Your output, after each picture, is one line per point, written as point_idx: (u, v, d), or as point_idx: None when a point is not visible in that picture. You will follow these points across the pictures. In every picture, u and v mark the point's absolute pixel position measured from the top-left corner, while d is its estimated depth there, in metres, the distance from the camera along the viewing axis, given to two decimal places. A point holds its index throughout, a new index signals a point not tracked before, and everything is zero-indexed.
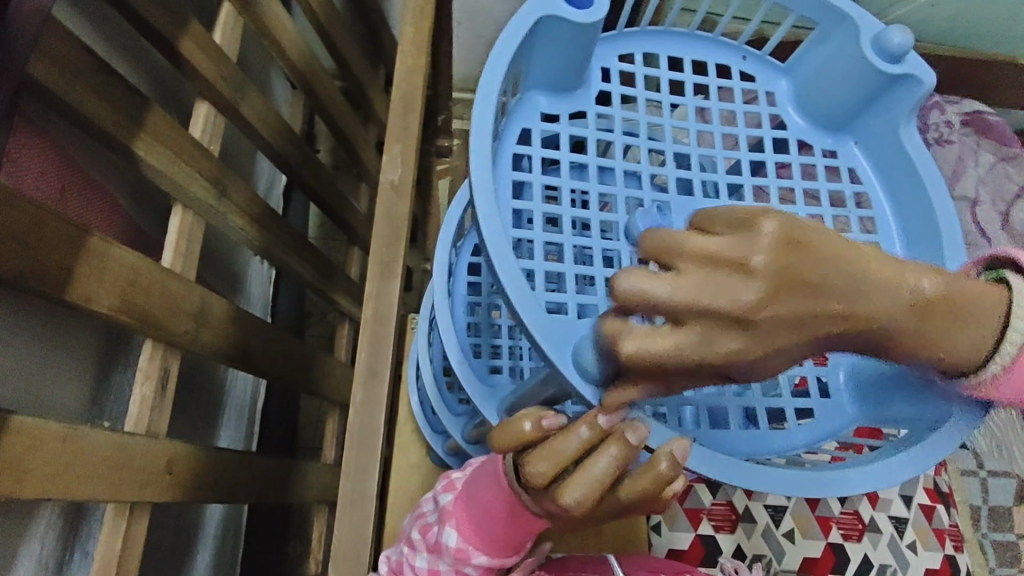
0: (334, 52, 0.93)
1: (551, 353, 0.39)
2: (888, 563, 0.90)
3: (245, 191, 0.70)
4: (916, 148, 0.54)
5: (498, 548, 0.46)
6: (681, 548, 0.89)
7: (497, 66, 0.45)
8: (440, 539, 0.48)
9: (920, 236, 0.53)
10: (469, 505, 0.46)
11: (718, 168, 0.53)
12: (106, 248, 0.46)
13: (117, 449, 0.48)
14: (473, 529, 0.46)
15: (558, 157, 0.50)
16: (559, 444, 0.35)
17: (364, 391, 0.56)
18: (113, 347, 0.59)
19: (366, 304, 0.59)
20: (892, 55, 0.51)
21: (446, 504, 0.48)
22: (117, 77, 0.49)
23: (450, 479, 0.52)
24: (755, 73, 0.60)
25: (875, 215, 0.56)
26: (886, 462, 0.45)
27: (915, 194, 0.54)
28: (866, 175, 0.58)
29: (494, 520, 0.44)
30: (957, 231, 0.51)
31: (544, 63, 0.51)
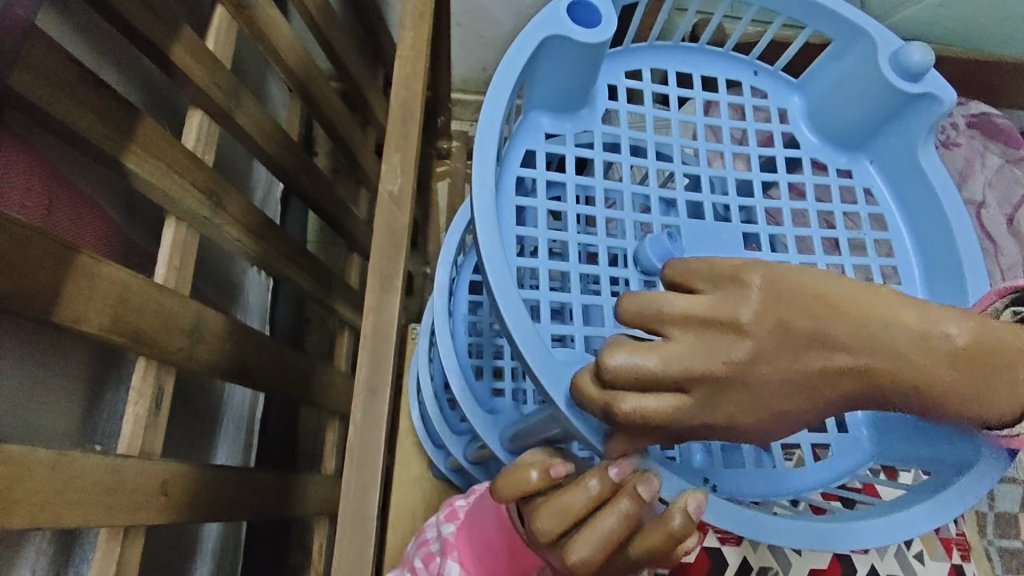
0: (331, 55, 0.92)
1: (559, 391, 0.38)
2: (896, 573, 0.90)
3: (242, 202, 0.68)
4: (933, 166, 0.53)
5: None
6: (687, 560, 0.88)
7: (502, 92, 0.44)
8: (441, 571, 0.46)
9: (939, 258, 0.52)
10: (472, 537, 0.44)
11: (730, 189, 0.51)
12: (96, 266, 0.44)
13: (109, 472, 0.47)
14: (473, 560, 0.44)
15: (565, 180, 0.49)
16: (567, 499, 0.34)
17: (363, 409, 0.55)
18: (105, 365, 0.58)
19: (366, 319, 0.57)
20: (912, 73, 0.50)
21: (448, 536, 0.47)
22: (106, 88, 0.47)
23: (454, 507, 0.51)
24: (766, 89, 0.58)
25: (891, 235, 0.55)
26: (912, 511, 0.44)
27: (934, 215, 0.53)
28: (882, 194, 0.56)
29: (498, 552, 0.43)
30: (978, 255, 0.50)
31: (550, 83, 0.50)
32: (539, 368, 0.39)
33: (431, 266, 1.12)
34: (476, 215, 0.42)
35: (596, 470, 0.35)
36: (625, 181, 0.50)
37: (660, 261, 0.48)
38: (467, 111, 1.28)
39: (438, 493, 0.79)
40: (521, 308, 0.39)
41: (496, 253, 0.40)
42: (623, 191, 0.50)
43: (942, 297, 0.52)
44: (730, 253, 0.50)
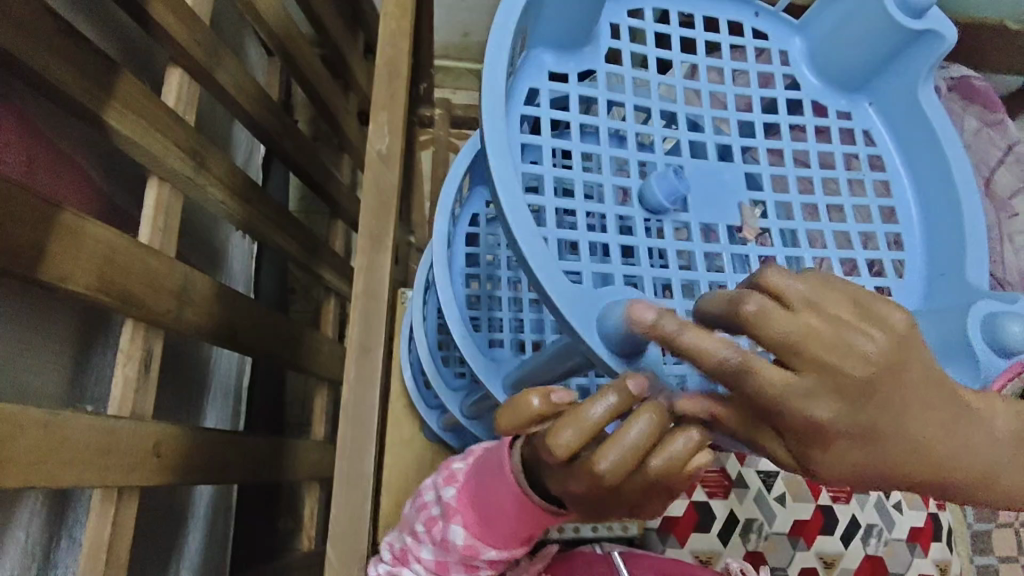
0: (312, 15, 0.90)
1: (576, 325, 0.39)
2: (875, 523, 0.94)
3: (224, 161, 0.67)
4: (933, 108, 0.54)
5: (506, 542, 0.45)
6: (675, 515, 0.91)
7: (508, 21, 0.43)
8: (448, 535, 0.47)
9: (938, 199, 0.53)
10: (476, 502, 0.45)
11: (733, 130, 0.52)
12: (81, 224, 0.44)
13: (102, 433, 0.46)
14: (483, 525, 0.45)
15: (568, 119, 0.49)
16: (585, 412, 0.33)
17: (356, 367, 0.55)
18: (93, 328, 0.57)
19: (357, 278, 0.57)
20: (914, 10, 0.52)
21: (449, 500, 0.47)
22: (82, 39, 0.46)
23: (452, 470, 0.50)
24: (767, 30, 0.58)
25: (891, 179, 0.56)
26: None
27: (930, 155, 0.54)
28: (880, 136, 0.57)
29: (506, 516, 0.43)
30: (975, 188, 0.51)
31: (556, 16, 0.49)
32: (551, 301, 0.39)
33: (417, 234, 1.12)
34: (484, 146, 0.41)
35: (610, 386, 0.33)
36: (628, 121, 0.50)
37: (665, 199, 0.48)
38: (451, 78, 1.27)
39: (430, 454, 0.80)
40: (534, 243, 0.40)
41: (509, 187, 0.40)
42: (627, 130, 0.50)
43: (939, 238, 0.53)
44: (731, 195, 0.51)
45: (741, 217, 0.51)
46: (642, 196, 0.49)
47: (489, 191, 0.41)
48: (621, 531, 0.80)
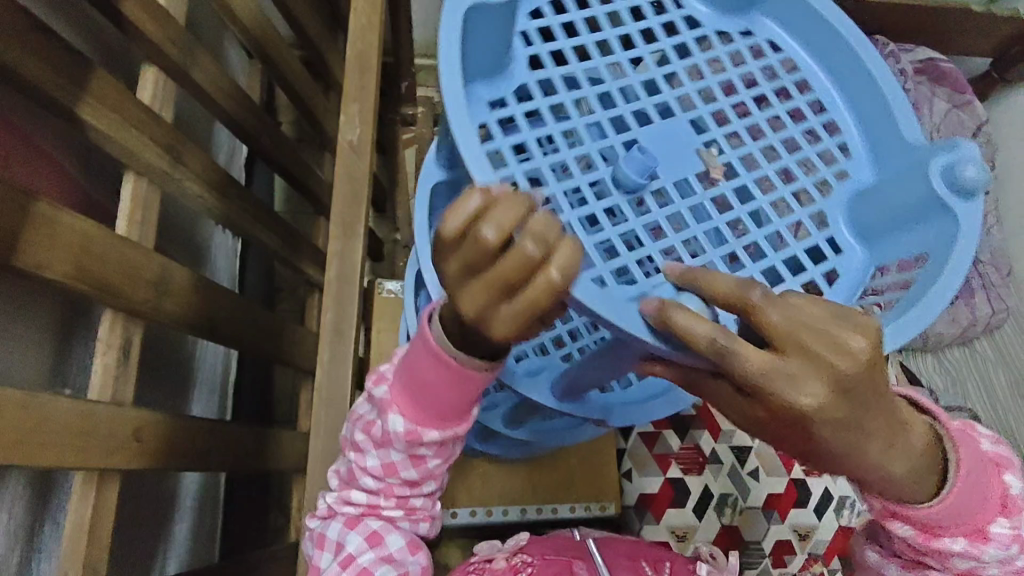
0: (289, 17, 0.92)
1: (611, 320, 0.44)
2: (848, 494, 0.94)
3: (202, 157, 0.68)
4: (827, 12, 0.62)
5: (443, 421, 0.50)
6: (652, 492, 0.93)
7: (451, 91, 0.48)
8: (386, 430, 0.51)
9: (861, 89, 0.62)
10: (408, 391, 0.49)
11: (660, 80, 0.57)
12: (54, 214, 0.45)
13: (81, 416, 0.48)
14: (416, 410, 0.50)
15: (525, 140, 0.52)
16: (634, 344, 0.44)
17: (330, 349, 0.59)
18: (74, 319, 0.58)
19: (330, 264, 0.60)
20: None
21: (383, 397, 0.51)
22: (54, 37, 0.48)
23: (381, 372, 0.53)
24: None
25: (817, 87, 0.64)
26: (940, 279, 0.56)
27: (843, 55, 0.62)
28: (788, 46, 0.64)
29: (440, 396, 0.48)
30: (886, 69, 0.61)
31: (477, 50, 0.53)
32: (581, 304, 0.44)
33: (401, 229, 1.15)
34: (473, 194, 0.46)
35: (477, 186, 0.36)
36: (573, 120, 0.53)
37: (638, 176, 0.53)
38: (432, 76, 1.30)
39: None
40: None
41: None
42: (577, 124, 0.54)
43: (870, 126, 0.63)
44: (688, 151, 0.57)
45: (703, 162, 0.57)
46: (616, 180, 0.53)
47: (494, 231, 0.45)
48: (597, 510, 0.83)
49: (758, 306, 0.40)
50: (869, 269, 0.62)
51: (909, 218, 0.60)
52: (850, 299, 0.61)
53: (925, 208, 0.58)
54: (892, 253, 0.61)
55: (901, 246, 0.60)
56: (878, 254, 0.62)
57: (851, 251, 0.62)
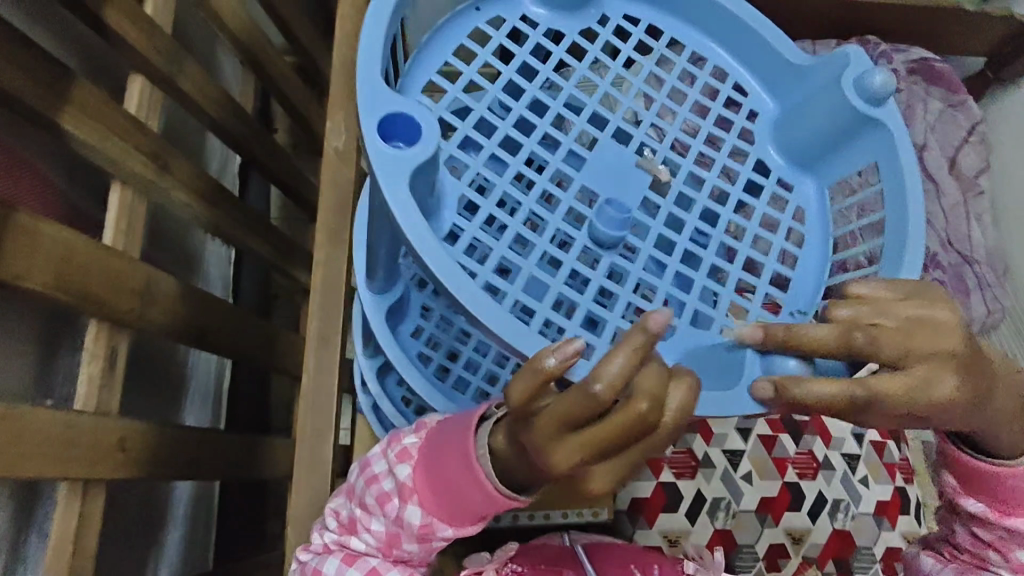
0: (279, 25, 0.92)
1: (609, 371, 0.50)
2: (842, 497, 0.94)
3: (189, 165, 0.68)
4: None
5: (456, 520, 0.49)
6: (644, 497, 0.92)
7: (419, 228, 0.49)
8: (401, 515, 0.50)
9: (750, 49, 0.68)
10: (433, 484, 0.48)
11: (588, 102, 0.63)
12: (35, 225, 0.45)
13: (63, 426, 0.48)
14: (434, 504, 0.49)
15: (503, 251, 0.56)
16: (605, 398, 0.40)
17: (315, 356, 0.58)
18: (59, 329, 0.58)
19: (316, 271, 0.60)
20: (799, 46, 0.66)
21: (405, 481, 0.50)
22: (33, 46, 0.48)
23: (404, 445, 0.51)
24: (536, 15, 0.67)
25: (709, 57, 0.69)
26: (906, 195, 0.60)
27: (736, 30, 0.67)
28: (688, 34, 0.69)
29: (461, 497, 0.47)
30: (780, 36, 0.66)
31: (420, 195, 0.54)
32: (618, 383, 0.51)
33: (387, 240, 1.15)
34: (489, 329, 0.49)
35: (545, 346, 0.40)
36: (529, 199, 0.58)
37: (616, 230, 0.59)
38: None
39: None
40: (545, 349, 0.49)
41: (508, 325, 0.49)
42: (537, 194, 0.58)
43: (773, 77, 0.69)
44: (642, 175, 0.62)
45: (650, 171, 0.62)
46: (599, 239, 0.60)
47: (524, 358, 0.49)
48: (591, 516, 0.81)
49: (798, 395, 0.49)
50: (824, 192, 0.68)
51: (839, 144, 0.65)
52: (823, 241, 0.66)
53: (848, 128, 0.63)
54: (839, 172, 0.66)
55: (846, 160, 0.66)
56: (827, 173, 0.67)
57: (808, 191, 0.68)
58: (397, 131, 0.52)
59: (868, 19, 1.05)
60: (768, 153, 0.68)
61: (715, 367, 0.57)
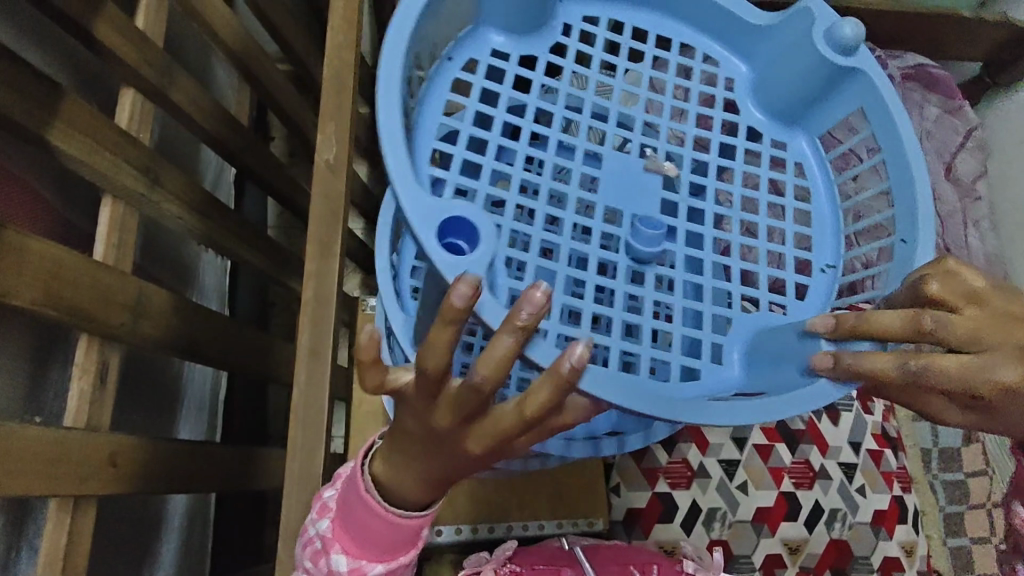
0: (273, 35, 0.92)
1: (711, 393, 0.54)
2: (839, 507, 0.94)
3: (182, 178, 0.68)
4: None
5: (386, 555, 0.52)
6: (640, 506, 0.92)
7: (496, 313, 0.50)
8: (331, 566, 0.52)
9: (716, 24, 0.71)
10: (354, 532, 0.51)
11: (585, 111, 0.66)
12: (22, 242, 0.45)
13: (51, 443, 0.48)
14: (361, 546, 0.51)
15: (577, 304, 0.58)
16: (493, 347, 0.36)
17: (307, 370, 0.57)
18: (51, 344, 0.58)
19: (306, 285, 0.59)
20: (836, 40, 0.65)
21: (327, 534, 0.52)
22: (19, 63, 0.48)
23: (324, 499, 0.53)
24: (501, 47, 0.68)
25: (671, 35, 0.72)
26: (900, 134, 0.65)
27: (695, 10, 0.70)
28: (649, 24, 0.72)
29: (384, 534, 0.50)
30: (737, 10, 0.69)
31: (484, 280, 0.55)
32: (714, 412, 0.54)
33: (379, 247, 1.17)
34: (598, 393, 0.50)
35: (463, 274, 0.35)
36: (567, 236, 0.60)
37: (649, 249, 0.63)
38: None
39: None
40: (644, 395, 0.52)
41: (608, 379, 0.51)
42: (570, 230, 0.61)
43: (734, 42, 0.72)
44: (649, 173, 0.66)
45: (657, 168, 0.66)
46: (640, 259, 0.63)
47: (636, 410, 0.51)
48: (586, 525, 0.82)
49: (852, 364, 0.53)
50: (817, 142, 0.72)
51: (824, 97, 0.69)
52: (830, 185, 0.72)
53: (828, 78, 0.67)
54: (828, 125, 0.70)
55: (835, 113, 0.69)
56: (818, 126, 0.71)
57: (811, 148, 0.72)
58: (455, 229, 0.54)
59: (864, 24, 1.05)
60: (753, 116, 0.72)
61: (794, 356, 0.59)
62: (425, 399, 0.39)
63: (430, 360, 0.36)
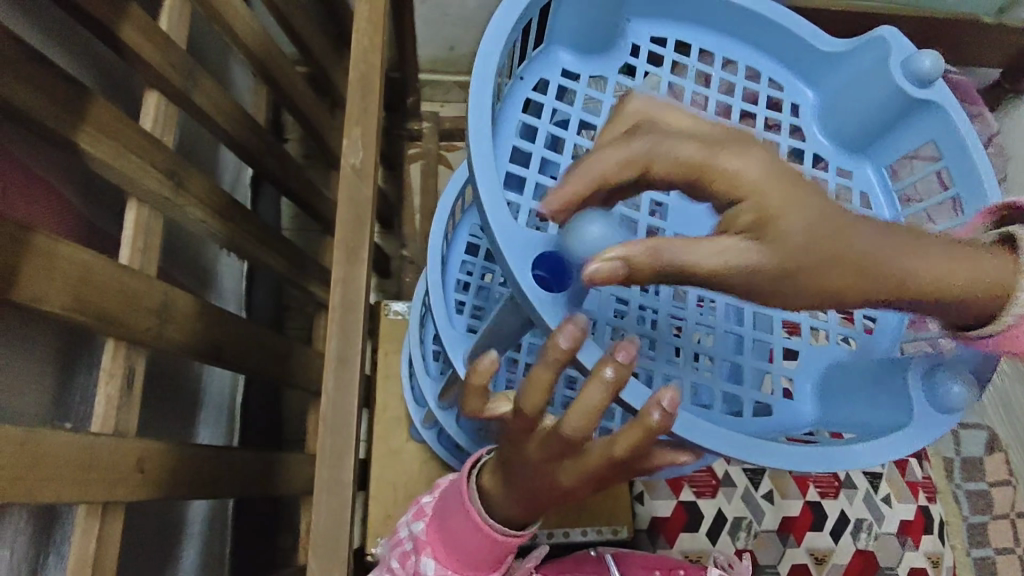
0: (293, 38, 0.92)
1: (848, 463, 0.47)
2: (865, 517, 0.94)
3: (205, 181, 0.68)
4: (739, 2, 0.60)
5: (474, 567, 0.50)
6: (663, 515, 0.92)
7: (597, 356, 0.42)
8: (418, 568, 0.52)
9: (785, 46, 0.62)
10: (443, 533, 0.50)
11: None
12: (53, 246, 0.45)
13: (81, 449, 0.47)
14: (448, 553, 0.50)
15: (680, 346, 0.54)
16: (588, 398, 0.36)
17: (335, 377, 0.56)
18: (77, 348, 0.58)
19: (333, 291, 0.59)
20: (920, 75, 0.57)
21: (419, 534, 0.52)
22: (51, 67, 0.47)
23: (421, 505, 0.55)
24: (552, 65, 0.59)
25: (738, 58, 0.63)
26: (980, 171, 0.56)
27: (765, 29, 0.61)
28: (711, 43, 0.63)
29: (470, 543, 0.49)
30: (813, 31, 0.61)
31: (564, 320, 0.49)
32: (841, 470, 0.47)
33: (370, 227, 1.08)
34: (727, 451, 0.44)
35: (567, 317, 0.35)
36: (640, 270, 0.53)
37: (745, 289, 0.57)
38: (437, 91, 1.40)
39: (423, 455, 0.83)
40: (789, 457, 0.45)
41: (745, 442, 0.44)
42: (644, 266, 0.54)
43: (800, 65, 0.63)
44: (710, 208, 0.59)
45: None
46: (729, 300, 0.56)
47: (784, 468, 0.45)
48: (611, 533, 0.81)
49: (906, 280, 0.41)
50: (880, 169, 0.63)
51: (892, 126, 0.61)
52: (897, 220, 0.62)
53: (899, 109, 0.59)
54: (894, 152, 0.62)
55: (900, 141, 0.61)
56: (882, 153, 0.63)
57: (876, 175, 0.63)
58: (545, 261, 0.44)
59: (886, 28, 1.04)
60: (818, 141, 0.63)
61: (888, 392, 0.52)
62: (520, 429, 0.39)
63: (529, 400, 0.37)
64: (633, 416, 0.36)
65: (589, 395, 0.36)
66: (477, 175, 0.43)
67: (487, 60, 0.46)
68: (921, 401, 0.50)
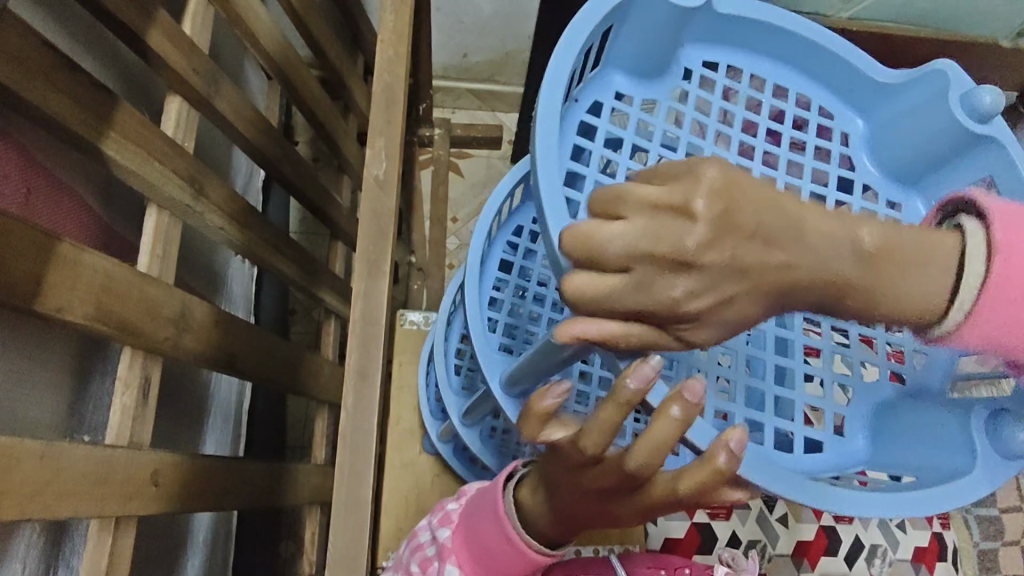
0: (309, 43, 0.91)
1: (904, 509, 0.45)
2: (879, 543, 0.98)
3: (224, 188, 0.67)
4: (795, 26, 0.57)
5: None
6: (677, 536, 0.95)
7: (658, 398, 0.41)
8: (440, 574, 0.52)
9: (837, 75, 0.60)
10: (468, 544, 0.50)
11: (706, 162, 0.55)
12: (78, 255, 0.44)
13: (98, 463, 0.46)
14: (471, 563, 0.50)
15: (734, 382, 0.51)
16: (655, 433, 0.35)
17: (355, 393, 0.56)
18: (91, 355, 0.57)
19: (355, 304, 0.58)
20: (981, 112, 0.54)
21: (445, 541, 0.52)
22: (80, 72, 0.46)
23: (446, 511, 0.55)
24: (603, 87, 0.56)
25: (791, 85, 0.60)
26: None
27: (819, 55, 0.59)
28: (764, 67, 0.60)
29: (495, 556, 0.48)
30: (869, 59, 0.58)
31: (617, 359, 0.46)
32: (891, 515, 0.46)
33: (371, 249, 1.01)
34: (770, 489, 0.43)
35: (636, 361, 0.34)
36: None
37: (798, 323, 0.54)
38: (450, 97, 1.40)
39: (435, 468, 0.84)
40: (829, 496, 0.44)
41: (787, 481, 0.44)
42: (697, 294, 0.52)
43: (854, 93, 0.60)
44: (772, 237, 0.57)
45: None
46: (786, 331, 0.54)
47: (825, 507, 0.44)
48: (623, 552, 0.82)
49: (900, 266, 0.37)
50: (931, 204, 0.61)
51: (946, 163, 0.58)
52: None
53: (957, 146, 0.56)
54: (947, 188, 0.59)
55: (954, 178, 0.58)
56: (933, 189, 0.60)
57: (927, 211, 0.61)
58: None
59: (903, 51, 1.04)
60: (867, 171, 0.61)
61: None
62: (578, 460, 0.38)
63: (590, 440, 0.36)
64: (699, 455, 0.35)
65: (655, 430, 0.35)
66: (542, 203, 0.42)
67: (553, 84, 0.45)
68: (990, 454, 0.46)
